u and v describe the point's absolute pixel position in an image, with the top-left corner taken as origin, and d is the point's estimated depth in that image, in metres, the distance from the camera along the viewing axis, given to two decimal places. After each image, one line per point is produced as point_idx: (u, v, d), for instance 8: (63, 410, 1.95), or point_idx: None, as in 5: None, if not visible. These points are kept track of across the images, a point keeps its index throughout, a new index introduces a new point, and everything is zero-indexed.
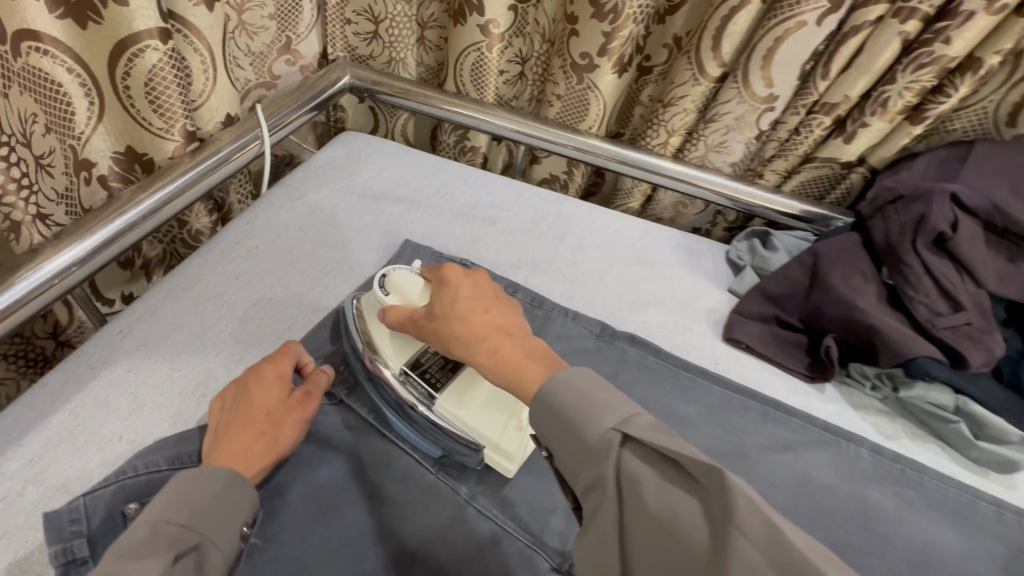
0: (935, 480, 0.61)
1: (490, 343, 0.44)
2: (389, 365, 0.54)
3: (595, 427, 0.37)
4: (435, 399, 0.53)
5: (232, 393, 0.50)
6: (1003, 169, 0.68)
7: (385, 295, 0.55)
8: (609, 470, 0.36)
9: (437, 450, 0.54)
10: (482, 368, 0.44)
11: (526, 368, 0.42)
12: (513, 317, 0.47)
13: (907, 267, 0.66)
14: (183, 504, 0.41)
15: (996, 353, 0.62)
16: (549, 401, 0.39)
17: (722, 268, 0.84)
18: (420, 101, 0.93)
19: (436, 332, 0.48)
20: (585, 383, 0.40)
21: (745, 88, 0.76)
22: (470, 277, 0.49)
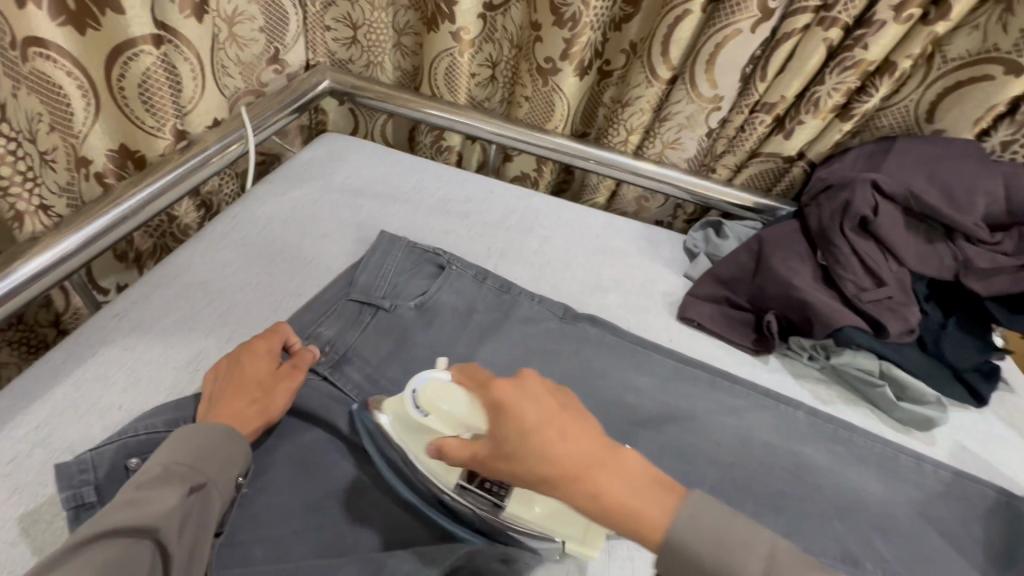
0: (862, 437, 0.68)
1: (588, 483, 0.43)
2: (446, 484, 0.53)
3: (741, 568, 0.39)
4: (501, 505, 0.53)
5: (227, 365, 0.56)
6: (919, 160, 0.76)
7: (422, 416, 0.52)
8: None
9: (512, 546, 0.53)
10: (581, 506, 0.43)
11: (642, 510, 0.42)
12: (592, 434, 0.45)
13: (836, 248, 0.73)
14: (190, 448, 0.47)
15: (913, 322, 0.70)
16: (678, 546, 0.41)
17: (680, 256, 0.91)
18: (397, 103, 0.99)
19: (511, 471, 0.44)
20: (706, 516, 0.41)
21: (694, 89, 0.84)
22: (530, 397, 0.45)
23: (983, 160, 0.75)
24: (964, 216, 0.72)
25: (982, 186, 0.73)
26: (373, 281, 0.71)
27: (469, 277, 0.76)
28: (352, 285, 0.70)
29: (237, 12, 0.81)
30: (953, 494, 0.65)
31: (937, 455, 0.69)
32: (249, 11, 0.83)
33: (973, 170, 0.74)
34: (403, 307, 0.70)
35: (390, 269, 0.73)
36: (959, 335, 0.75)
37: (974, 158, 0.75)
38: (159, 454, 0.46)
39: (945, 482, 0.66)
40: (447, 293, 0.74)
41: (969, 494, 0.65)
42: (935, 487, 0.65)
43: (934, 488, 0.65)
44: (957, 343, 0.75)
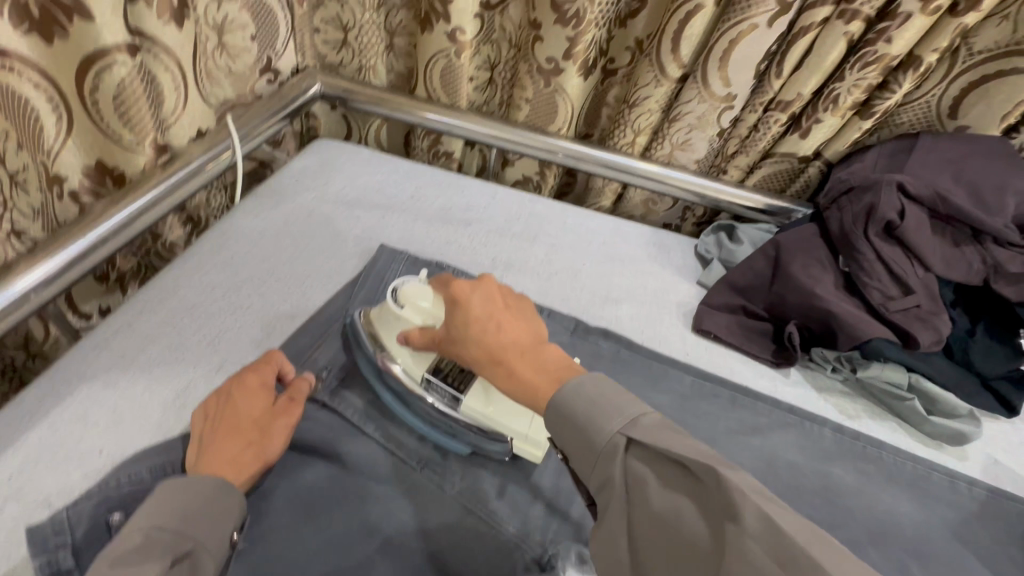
0: (893, 455, 0.65)
1: (504, 363, 0.48)
2: (412, 378, 0.57)
3: (603, 432, 0.42)
4: (461, 399, 0.56)
5: (216, 403, 0.51)
6: (945, 159, 0.72)
7: (400, 309, 0.58)
8: (618, 473, 0.41)
9: (465, 445, 0.56)
10: (500, 384, 0.49)
11: (541, 382, 0.47)
12: (526, 332, 0.50)
13: (860, 255, 0.69)
14: (175, 509, 0.42)
15: (943, 332, 0.66)
16: (566, 417, 0.44)
17: (691, 261, 0.87)
18: (393, 108, 0.94)
19: (457, 353, 0.52)
20: (589, 389, 0.44)
21: (705, 88, 0.79)
22: (481, 294, 0.52)
23: (1012, 158, 0.71)
24: (994, 218, 0.69)
25: (1012, 186, 0.69)
26: (373, 300, 0.67)
27: None
28: (350, 305, 0.66)
29: (226, 19, 0.75)
30: (989, 512, 0.62)
31: (971, 472, 0.66)
32: (240, 19, 0.77)
33: (1001, 169, 0.70)
34: None
35: (390, 286, 0.69)
36: (988, 344, 0.72)
37: (1003, 156, 0.71)
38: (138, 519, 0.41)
39: (980, 500, 0.63)
40: None
41: (1006, 512, 0.62)
42: (970, 506, 0.62)
43: (970, 507, 0.62)
44: (986, 354, 0.71)
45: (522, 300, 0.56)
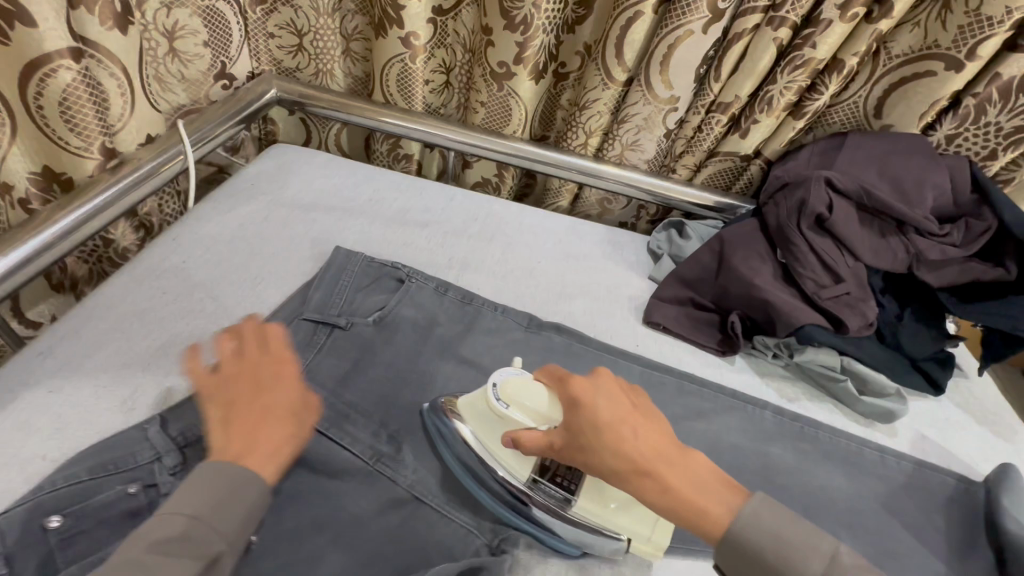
0: (828, 433, 0.69)
1: (652, 475, 0.46)
2: (518, 479, 0.55)
3: (793, 563, 0.42)
4: (573, 502, 0.54)
5: (208, 373, 0.52)
6: (869, 155, 0.77)
7: (505, 409, 0.54)
8: (814, 575, 0.42)
9: (576, 548, 0.54)
10: (647, 497, 0.46)
11: (704, 503, 0.45)
12: (663, 436, 0.48)
13: (794, 247, 0.74)
14: (213, 496, 0.42)
15: (870, 317, 0.71)
16: (744, 550, 0.43)
17: (644, 257, 0.91)
18: (351, 112, 0.95)
19: (584, 463, 0.49)
20: (771, 519, 0.44)
21: (650, 90, 0.83)
22: (605, 395, 0.50)
23: (929, 155, 0.76)
24: (915, 210, 0.74)
25: (930, 180, 0.75)
26: (328, 301, 0.67)
27: (429, 290, 0.73)
28: (305, 305, 0.66)
29: (177, 26, 0.76)
30: (916, 483, 0.66)
31: (900, 447, 0.70)
32: (192, 25, 0.79)
33: (920, 165, 0.76)
34: (361, 325, 0.66)
35: (346, 286, 0.70)
36: (915, 326, 0.77)
37: (921, 153, 0.76)
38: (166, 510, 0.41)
39: (907, 472, 0.67)
40: (406, 308, 0.70)
41: (930, 482, 0.66)
42: (898, 478, 0.66)
43: (897, 479, 0.66)
44: (913, 335, 0.77)
45: (635, 390, 0.54)
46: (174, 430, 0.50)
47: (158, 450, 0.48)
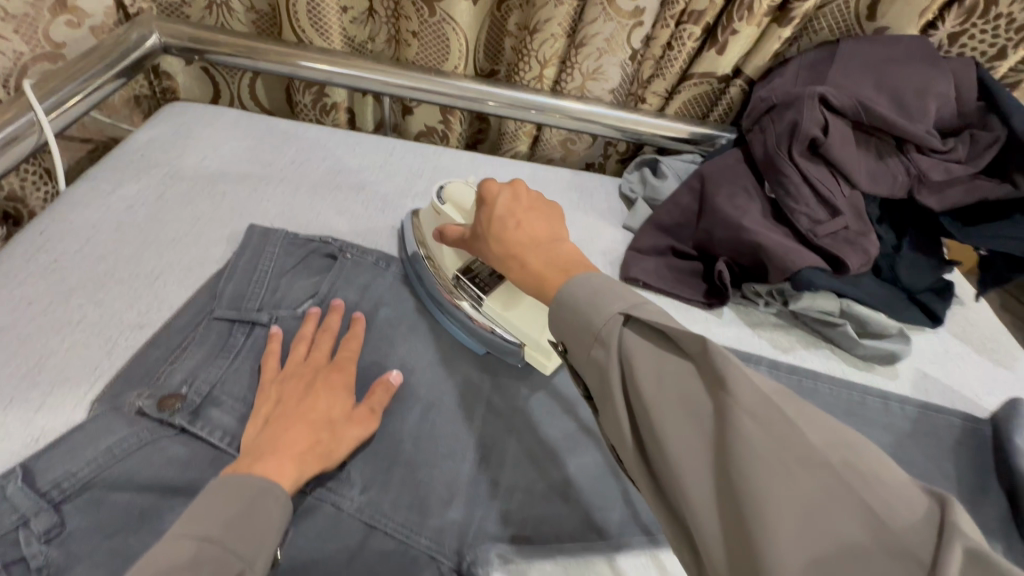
0: (828, 385, 0.63)
1: (518, 258, 0.46)
2: (444, 275, 0.58)
3: (602, 313, 0.39)
4: (482, 299, 0.56)
5: (296, 363, 0.51)
6: (865, 66, 0.67)
7: (442, 205, 0.59)
8: (616, 354, 0.37)
9: (481, 347, 0.57)
10: (515, 280, 0.47)
11: (548, 274, 0.44)
12: (546, 229, 0.47)
13: (784, 178, 0.64)
14: (216, 516, 0.37)
15: (872, 253, 0.62)
16: (564, 302, 0.41)
17: (615, 204, 0.81)
18: (258, 56, 0.79)
19: (482, 250, 0.50)
20: (602, 281, 0.41)
21: (610, 3, 0.70)
22: (509, 191, 0.49)
23: (931, 60, 0.67)
24: (917, 125, 0.65)
25: (932, 90, 0.65)
26: (245, 292, 0.56)
27: (368, 264, 0.62)
28: (216, 301, 0.54)
29: None
30: (921, 429, 0.61)
31: (902, 391, 0.65)
32: None
33: (922, 72, 0.66)
34: (289, 319, 0.55)
35: (266, 272, 0.58)
36: (913, 257, 0.70)
37: (922, 58, 0.67)
38: (175, 534, 0.36)
39: (912, 418, 0.62)
40: (342, 289, 0.59)
41: (937, 428, 0.61)
42: (902, 425, 0.61)
43: (902, 427, 0.61)
44: (912, 266, 0.70)
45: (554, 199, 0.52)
46: (45, 482, 0.39)
47: (23, 513, 0.37)
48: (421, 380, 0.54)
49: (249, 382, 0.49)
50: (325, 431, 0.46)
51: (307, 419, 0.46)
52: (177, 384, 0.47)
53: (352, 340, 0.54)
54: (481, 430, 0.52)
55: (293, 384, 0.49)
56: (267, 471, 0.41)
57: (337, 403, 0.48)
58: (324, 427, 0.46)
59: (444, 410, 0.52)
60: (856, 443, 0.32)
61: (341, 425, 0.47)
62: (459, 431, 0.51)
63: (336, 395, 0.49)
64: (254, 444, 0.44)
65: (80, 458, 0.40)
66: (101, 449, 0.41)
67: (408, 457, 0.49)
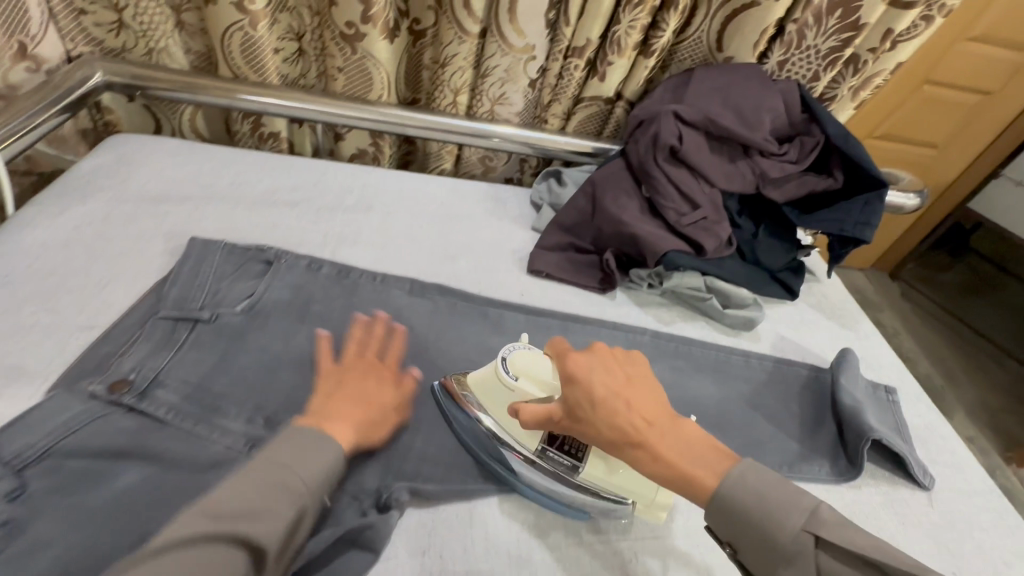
0: (699, 348, 0.75)
1: (645, 446, 0.50)
2: (529, 449, 0.56)
3: (783, 530, 0.45)
4: (580, 468, 0.55)
5: (375, 346, 0.60)
6: (713, 86, 0.82)
7: (513, 380, 0.57)
8: (811, 567, 0.44)
9: (584, 515, 0.56)
10: (642, 467, 0.50)
11: (699, 475, 0.48)
12: (657, 407, 0.52)
13: (653, 180, 0.78)
14: (288, 453, 0.46)
15: (724, 237, 0.77)
16: (727, 506, 0.46)
17: (526, 210, 0.93)
18: (196, 90, 0.87)
19: (583, 431, 0.52)
20: (756, 480, 0.47)
21: (504, 40, 0.83)
22: (597, 370, 0.53)
23: (763, 81, 0.83)
24: (755, 133, 0.80)
25: (766, 105, 0.81)
26: (188, 294, 0.63)
27: (301, 267, 0.70)
28: (161, 303, 0.62)
29: None
30: (774, 379, 0.74)
31: (762, 349, 0.78)
32: None
33: (756, 91, 0.81)
34: (228, 315, 0.63)
35: (208, 276, 0.66)
36: (768, 241, 0.85)
37: (756, 79, 0.82)
38: (259, 461, 0.45)
39: (767, 370, 0.75)
40: (277, 288, 0.67)
41: (787, 377, 0.74)
42: (759, 377, 0.74)
43: (759, 378, 0.74)
44: (768, 249, 0.85)
45: (634, 358, 0.57)
46: (7, 452, 0.46)
47: None
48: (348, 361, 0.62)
49: (191, 368, 0.57)
50: (377, 411, 0.55)
51: (357, 399, 0.54)
52: (126, 371, 0.54)
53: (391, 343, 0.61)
54: None
55: (353, 376, 0.56)
56: (335, 432, 0.50)
57: (388, 392, 0.57)
58: (377, 409, 0.55)
59: None
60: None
61: (388, 411, 0.56)
62: None
63: (381, 384, 0.57)
64: (323, 409, 0.52)
65: (40, 431, 0.47)
66: (57, 423, 0.48)
67: None
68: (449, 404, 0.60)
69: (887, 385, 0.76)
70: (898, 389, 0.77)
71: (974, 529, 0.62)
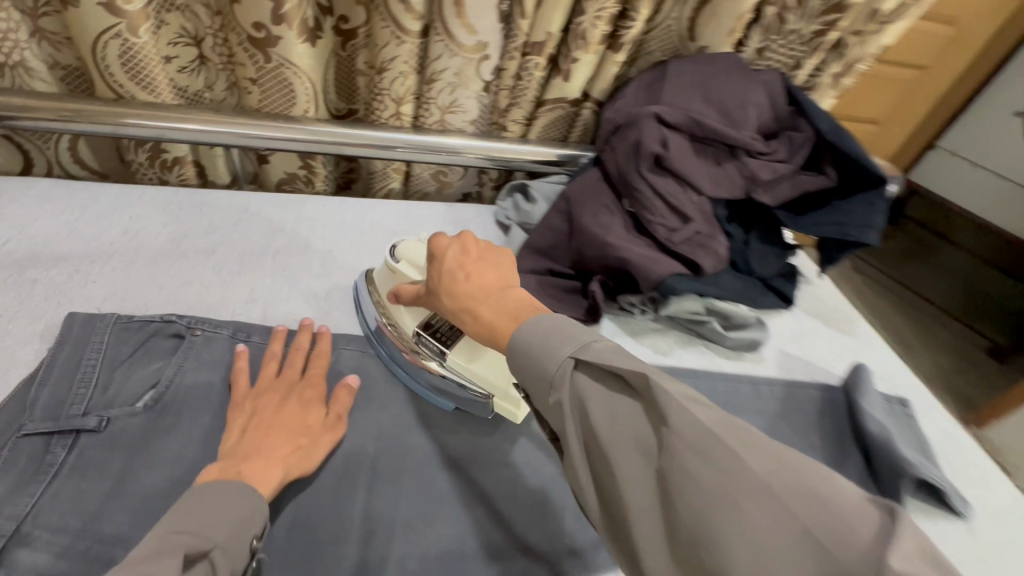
0: (704, 382, 0.67)
1: (471, 309, 0.49)
2: (406, 334, 0.59)
3: (553, 358, 0.42)
4: (447, 353, 0.57)
5: (297, 354, 0.56)
6: (692, 81, 0.73)
7: (396, 264, 0.60)
8: (568, 393, 0.41)
9: (450, 403, 0.58)
10: (468, 329, 0.50)
11: (502, 322, 0.47)
12: (493, 279, 0.50)
13: (638, 194, 0.68)
14: (188, 516, 0.41)
15: (722, 253, 0.68)
16: (516, 347, 0.44)
17: (492, 232, 0.82)
18: (67, 117, 0.69)
19: (437, 302, 0.52)
20: (549, 323, 0.44)
21: (451, 38, 0.70)
22: (458, 245, 0.53)
23: (745, 73, 0.74)
24: (741, 132, 0.72)
25: (750, 100, 0.73)
26: (65, 398, 0.48)
27: (222, 339, 0.56)
28: (27, 414, 0.47)
29: None
30: (788, 407, 0.66)
31: (768, 373, 0.71)
32: None
33: (738, 84, 0.73)
34: (125, 421, 0.48)
35: (93, 369, 0.50)
36: (763, 248, 0.77)
37: (737, 71, 0.74)
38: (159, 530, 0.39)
39: (779, 397, 0.67)
40: (192, 371, 0.53)
41: (800, 402, 0.67)
42: (772, 406, 0.66)
43: (773, 408, 0.66)
44: (762, 257, 0.77)
45: (505, 251, 0.55)
46: None
47: None
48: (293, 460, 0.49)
49: (74, 507, 0.43)
50: (302, 437, 0.50)
51: (285, 428, 0.50)
52: None
53: (320, 355, 0.57)
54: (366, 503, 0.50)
55: (268, 398, 0.52)
56: (251, 476, 0.45)
57: (313, 414, 0.52)
58: (304, 435, 0.50)
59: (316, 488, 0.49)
60: (746, 427, 0.37)
61: (318, 433, 0.51)
62: (341, 506, 0.50)
63: (311, 407, 0.52)
64: (235, 450, 0.48)
65: None
66: None
67: None
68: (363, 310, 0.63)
69: (899, 396, 0.71)
70: (910, 400, 0.71)
71: (1012, 559, 0.57)
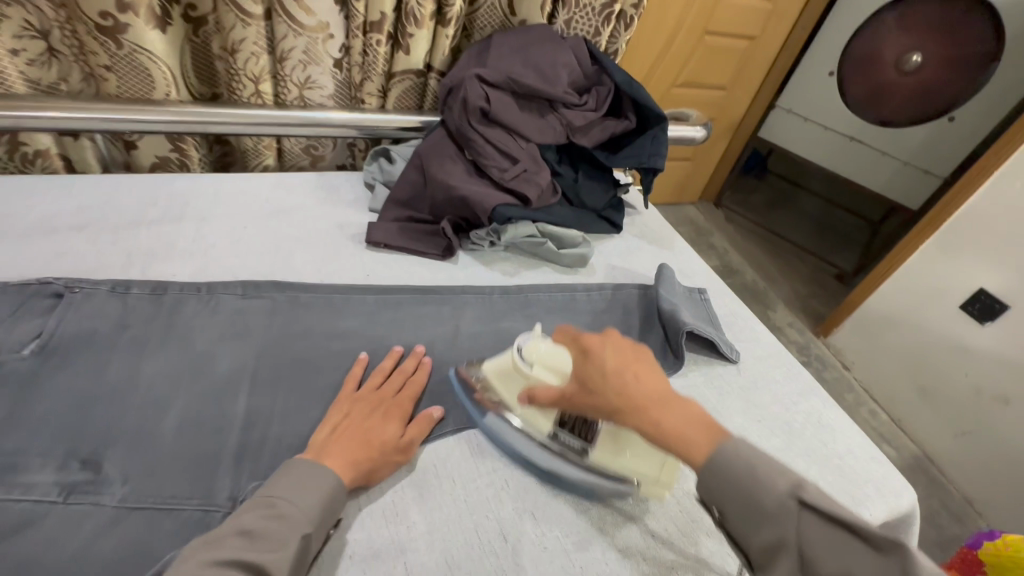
0: (544, 292, 0.82)
1: (649, 415, 0.47)
2: (540, 432, 0.59)
3: (772, 492, 0.42)
4: (591, 449, 0.58)
5: (340, 411, 0.57)
6: (512, 48, 0.87)
7: (529, 366, 0.58)
8: (791, 535, 0.41)
9: (592, 497, 0.59)
10: (644, 436, 0.48)
11: (688, 433, 0.46)
12: (659, 387, 0.50)
13: (473, 143, 0.82)
14: (298, 489, 0.48)
15: (545, 185, 0.84)
16: (717, 470, 0.44)
17: (361, 193, 0.92)
18: None
19: (592, 404, 0.51)
20: (746, 451, 0.45)
21: (294, 20, 0.80)
22: (608, 349, 0.53)
23: (555, 39, 0.90)
24: (556, 87, 0.86)
25: (560, 61, 0.87)
26: None
27: (101, 294, 0.63)
28: None
29: None
30: (612, 304, 0.83)
31: (598, 279, 0.88)
32: None
33: (550, 49, 0.88)
34: (15, 363, 0.55)
35: None
36: (590, 184, 0.93)
37: (548, 39, 0.89)
38: (264, 496, 0.47)
39: (606, 297, 0.84)
40: (73, 322, 0.59)
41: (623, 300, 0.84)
42: (600, 304, 0.83)
43: (600, 305, 0.82)
44: (591, 191, 0.93)
45: (645, 348, 0.55)
46: None
47: None
48: (177, 380, 0.58)
49: None
50: (376, 450, 0.54)
51: (365, 441, 0.54)
52: None
53: (394, 381, 0.62)
54: (246, 405, 0.58)
55: (364, 407, 0.58)
56: (330, 462, 0.51)
57: (393, 429, 0.57)
58: (378, 449, 0.54)
59: (195, 401, 0.57)
60: None
61: (391, 452, 0.55)
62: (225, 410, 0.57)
63: (390, 423, 0.57)
64: (324, 444, 0.53)
65: None
66: None
67: (172, 444, 0.53)
68: (468, 399, 0.63)
69: (699, 287, 0.90)
70: (708, 289, 0.91)
71: (768, 382, 0.78)
